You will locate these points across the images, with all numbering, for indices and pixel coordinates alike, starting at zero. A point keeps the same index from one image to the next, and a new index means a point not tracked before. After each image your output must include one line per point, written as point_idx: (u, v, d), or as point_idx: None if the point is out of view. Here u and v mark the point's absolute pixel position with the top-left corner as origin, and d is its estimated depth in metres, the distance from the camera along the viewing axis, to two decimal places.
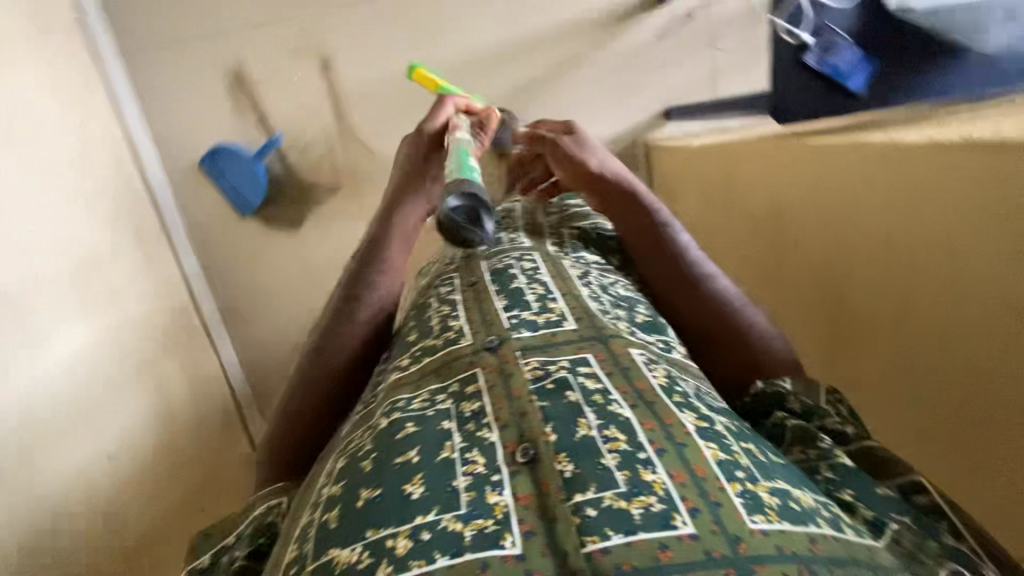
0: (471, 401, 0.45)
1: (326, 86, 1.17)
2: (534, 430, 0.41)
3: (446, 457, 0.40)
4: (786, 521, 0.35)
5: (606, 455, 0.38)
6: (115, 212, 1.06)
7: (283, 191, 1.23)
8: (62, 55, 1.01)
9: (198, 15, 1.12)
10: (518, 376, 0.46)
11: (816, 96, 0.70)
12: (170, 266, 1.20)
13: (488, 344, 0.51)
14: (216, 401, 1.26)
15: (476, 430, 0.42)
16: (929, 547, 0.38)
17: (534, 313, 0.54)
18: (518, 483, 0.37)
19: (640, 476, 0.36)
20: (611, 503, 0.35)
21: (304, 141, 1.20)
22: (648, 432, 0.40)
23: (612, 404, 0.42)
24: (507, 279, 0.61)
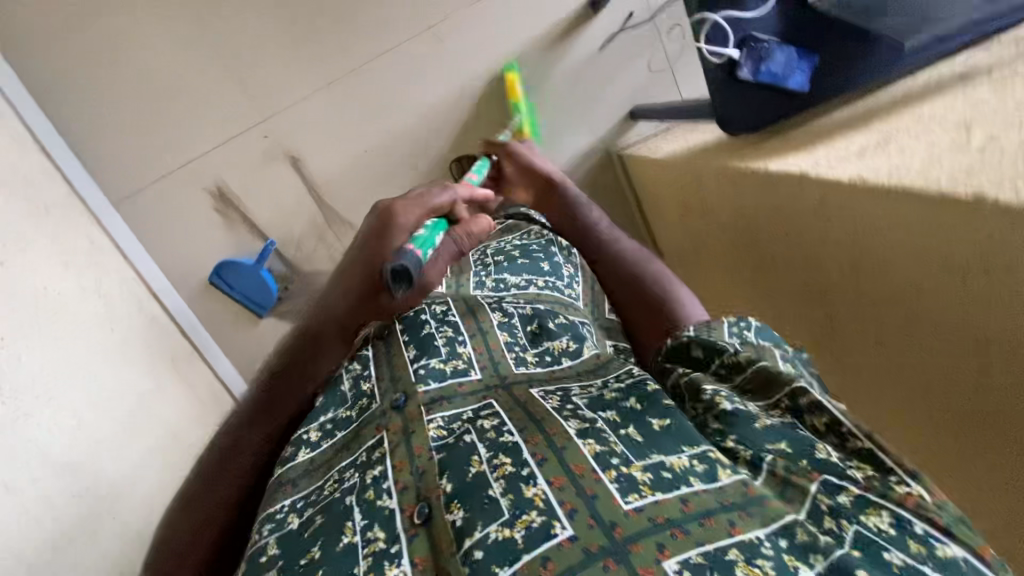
0: (374, 469, 0.55)
1: (302, 181, 1.21)
2: (429, 487, 0.51)
3: (349, 542, 0.49)
4: (657, 492, 0.46)
5: (494, 484, 0.49)
6: (148, 353, 1.13)
7: (291, 285, 1.28)
8: (65, 226, 1.06)
9: (170, 150, 1.16)
10: (418, 436, 0.56)
11: (769, 107, 0.69)
12: (209, 379, 1.27)
13: (390, 410, 0.61)
14: None
15: (377, 500, 0.52)
16: (804, 464, 0.48)
17: (440, 364, 0.65)
18: (416, 549, 0.47)
19: (523, 495, 0.47)
20: (497, 534, 0.45)
21: (296, 235, 1.25)
22: (530, 453, 0.50)
23: (503, 435, 0.53)
24: (419, 329, 0.71)
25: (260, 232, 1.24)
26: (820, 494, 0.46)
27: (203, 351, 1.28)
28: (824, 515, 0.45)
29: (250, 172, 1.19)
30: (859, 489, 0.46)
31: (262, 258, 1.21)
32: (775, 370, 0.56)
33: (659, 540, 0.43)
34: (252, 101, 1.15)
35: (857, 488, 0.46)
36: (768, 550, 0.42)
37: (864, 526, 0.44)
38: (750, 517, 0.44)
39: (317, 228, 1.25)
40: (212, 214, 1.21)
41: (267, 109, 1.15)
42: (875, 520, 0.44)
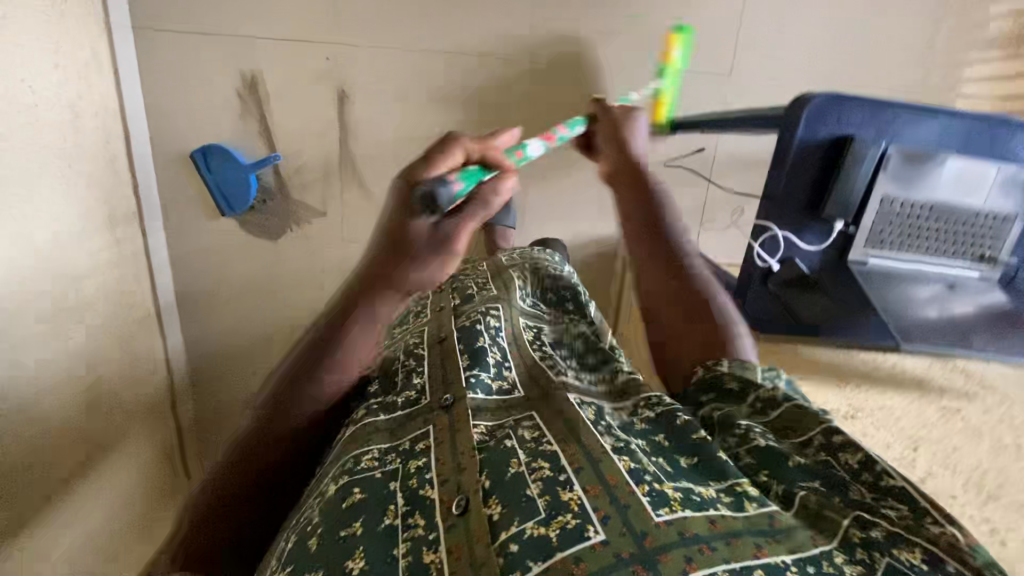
0: (418, 459, 0.49)
1: (338, 116, 1.16)
2: (470, 482, 0.44)
3: (389, 524, 0.44)
4: (688, 509, 0.39)
5: (530, 485, 0.42)
6: (91, 189, 1.02)
7: (272, 201, 1.20)
8: (73, 27, 0.96)
9: (223, 15, 1.08)
10: (463, 435, 0.49)
11: (774, 315, 0.75)
12: (137, 245, 1.16)
13: (439, 406, 0.53)
14: (154, 386, 1.22)
15: (419, 488, 0.46)
16: (837, 502, 0.41)
17: (496, 384, 0.56)
18: (452, 535, 0.41)
19: (558, 498, 0.40)
20: (530, 532, 0.39)
21: (302, 160, 1.18)
22: (571, 459, 0.44)
23: (543, 444, 0.46)
24: (477, 339, 0.61)
25: (271, 139, 1.17)
26: (852, 527, 0.39)
27: (144, 215, 1.17)
28: (853, 548, 0.38)
29: (291, 82, 1.13)
30: (892, 526, 0.38)
31: (257, 164, 1.14)
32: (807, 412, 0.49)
33: (688, 557, 0.35)
34: (331, 23, 1.10)
35: (890, 525, 0.39)
36: (794, 574, 0.35)
37: (897, 561, 0.36)
38: (768, 538, 0.37)
39: (327, 170, 1.19)
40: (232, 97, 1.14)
41: (342, 38, 1.11)
42: (907, 554, 0.37)
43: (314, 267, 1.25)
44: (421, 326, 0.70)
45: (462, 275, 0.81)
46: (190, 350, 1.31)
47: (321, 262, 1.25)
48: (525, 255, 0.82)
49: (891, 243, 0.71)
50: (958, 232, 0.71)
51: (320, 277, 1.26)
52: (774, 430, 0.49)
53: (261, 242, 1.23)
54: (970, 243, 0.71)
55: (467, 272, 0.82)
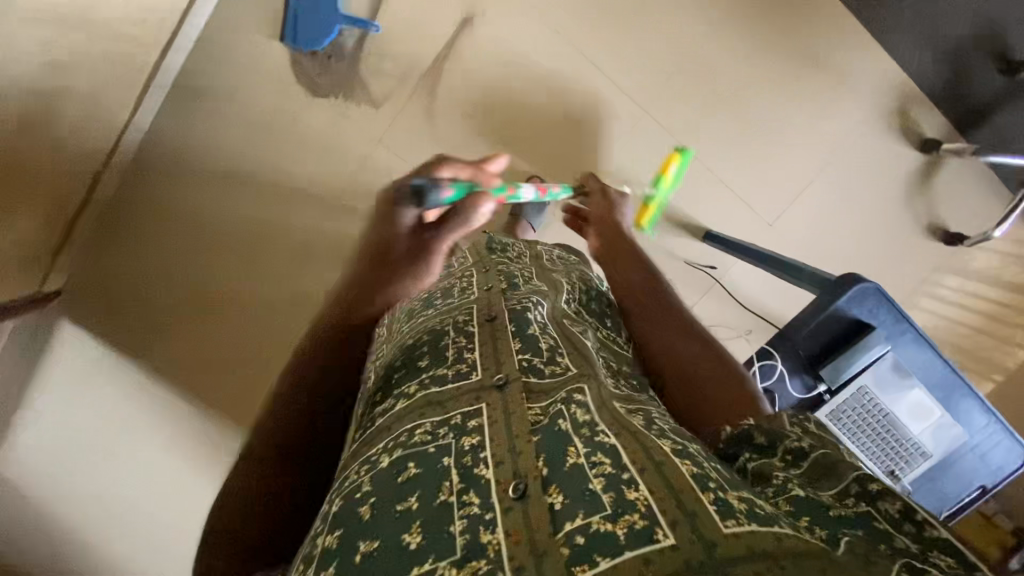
0: (472, 435, 0.46)
1: (450, 37, 1.14)
2: (528, 467, 0.43)
3: (445, 500, 0.41)
4: (754, 523, 0.36)
5: (593, 480, 0.41)
6: None
7: (338, 62, 1.14)
8: None
9: None
10: (518, 419, 0.47)
11: None
12: (174, 7, 1.08)
13: (494, 384, 0.52)
14: (94, 146, 1.08)
15: (473, 467, 0.43)
16: (882, 549, 0.36)
17: (546, 363, 0.55)
18: (511, 520, 0.39)
19: (624, 497, 0.39)
20: (597, 526, 0.37)
21: (391, 48, 1.14)
22: (634, 462, 0.42)
23: (600, 434, 0.45)
24: (525, 323, 0.61)
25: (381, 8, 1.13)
26: (901, 569, 0.34)
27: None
28: None
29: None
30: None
31: (352, 19, 1.07)
32: (834, 456, 0.44)
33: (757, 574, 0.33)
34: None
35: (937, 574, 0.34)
36: None
37: None
38: (836, 562, 0.34)
39: (409, 68, 1.15)
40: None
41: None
42: None
43: (334, 143, 1.18)
44: (466, 303, 0.66)
45: (506, 261, 0.79)
46: (150, 140, 1.19)
47: (345, 145, 1.18)
48: (566, 266, 0.84)
49: (836, 422, 0.80)
50: (889, 449, 0.81)
51: (335, 156, 1.18)
52: (807, 478, 0.43)
53: (305, 88, 1.16)
54: (888, 460, 0.81)
55: (510, 259, 0.80)
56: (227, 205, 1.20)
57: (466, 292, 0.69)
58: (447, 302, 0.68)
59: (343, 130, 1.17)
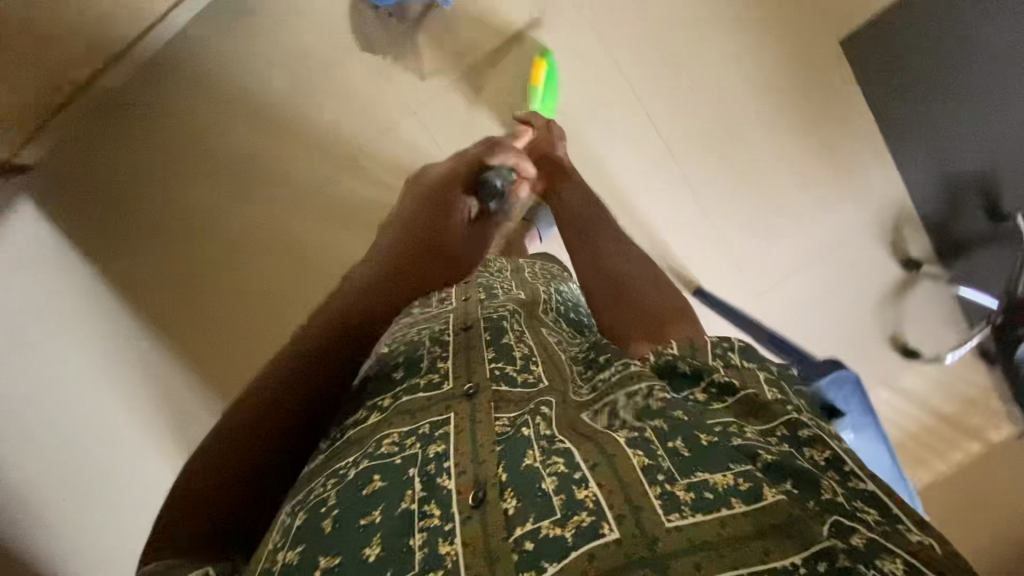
0: (439, 444, 0.39)
1: (515, 34, 1.14)
2: (487, 472, 0.36)
3: (406, 509, 0.35)
4: (698, 512, 0.32)
5: (545, 480, 0.35)
6: None
7: (399, 25, 1.13)
8: None
9: None
10: (485, 424, 0.40)
11: None
12: None
13: (462, 393, 0.44)
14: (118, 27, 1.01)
15: (437, 475, 0.37)
16: (810, 505, 0.33)
17: (521, 369, 0.47)
18: (469, 530, 0.33)
19: (574, 494, 0.33)
20: (546, 531, 0.32)
21: (455, 28, 1.14)
22: (589, 459, 0.36)
23: (560, 434, 0.38)
24: (502, 332, 0.53)
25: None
26: (829, 535, 0.31)
27: None
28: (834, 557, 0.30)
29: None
30: (870, 532, 0.32)
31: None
32: (764, 397, 0.41)
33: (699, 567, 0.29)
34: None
35: (865, 530, 0.32)
36: None
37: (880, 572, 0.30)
38: (776, 539, 0.30)
39: (465, 51, 1.14)
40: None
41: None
42: (889, 565, 0.30)
43: (369, 102, 1.16)
44: (445, 315, 0.59)
45: (484, 274, 0.72)
46: (179, 39, 1.12)
47: (380, 107, 1.16)
48: (546, 278, 0.76)
49: None
50: None
51: (365, 115, 1.16)
52: (739, 415, 0.41)
53: (357, 39, 1.14)
54: None
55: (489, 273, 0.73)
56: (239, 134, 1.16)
57: (444, 304, 0.63)
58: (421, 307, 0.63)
59: (382, 92, 1.15)
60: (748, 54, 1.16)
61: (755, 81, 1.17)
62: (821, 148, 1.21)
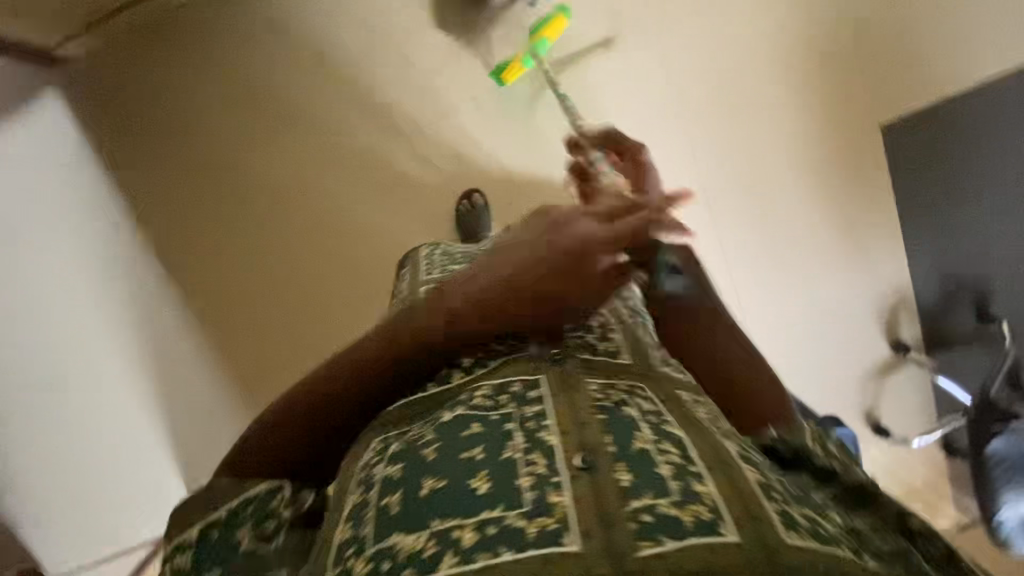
0: (532, 405, 0.39)
1: (583, 52, 1.18)
2: (593, 439, 0.35)
3: (510, 457, 0.35)
4: (818, 540, 0.29)
5: (660, 463, 0.33)
6: None
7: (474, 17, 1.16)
8: None
9: None
10: (580, 393, 0.40)
11: None
12: None
13: (547, 351, 0.45)
14: None
15: (538, 431, 0.37)
16: None
17: (606, 349, 0.48)
18: (577, 488, 0.32)
19: (694, 486, 0.32)
20: (665, 509, 0.30)
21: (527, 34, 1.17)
22: (706, 460, 0.34)
23: (668, 424, 0.38)
24: (584, 306, 0.55)
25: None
26: None
27: None
28: None
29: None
30: None
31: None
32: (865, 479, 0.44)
33: None
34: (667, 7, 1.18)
35: None
36: None
37: None
38: None
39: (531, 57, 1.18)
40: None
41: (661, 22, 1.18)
42: None
43: (427, 82, 1.18)
44: None
45: None
46: None
47: (437, 89, 1.18)
48: None
49: None
50: None
51: (422, 94, 1.18)
52: (842, 500, 0.43)
53: (435, 17, 1.17)
54: None
55: None
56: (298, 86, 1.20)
57: None
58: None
59: (448, 72, 1.18)
60: (794, 120, 1.22)
61: (794, 149, 1.24)
62: (842, 225, 1.28)
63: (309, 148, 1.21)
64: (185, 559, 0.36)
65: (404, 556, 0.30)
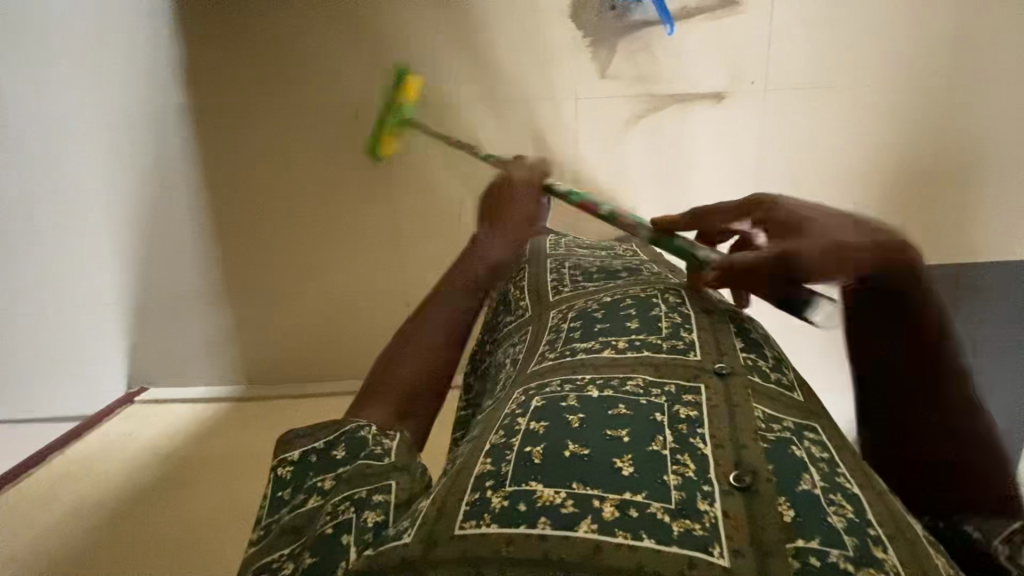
0: (688, 409, 0.46)
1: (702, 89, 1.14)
2: (751, 463, 0.41)
3: (657, 450, 0.41)
4: None
5: (831, 515, 0.38)
6: None
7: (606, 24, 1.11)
8: None
9: None
10: (743, 414, 0.45)
11: None
12: None
13: (715, 369, 0.50)
14: None
15: (690, 435, 0.43)
16: None
17: (773, 376, 0.52)
18: (729, 503, 0.38)
19: (871, 551, 0.36)
20: (836, 560, 0.34)
21: (653, 55, 1.12)
22: (882, 525, 0.38)
23: (839, 477, 0.42)
24: (747, 328, 0.59)
25: (682, 21, 1.11)
26: None
27: None
28: None
29: (745, 40, 1.11)
30: None
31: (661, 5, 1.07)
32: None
33: None
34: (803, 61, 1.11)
35: None
36: None
37: None
38: None
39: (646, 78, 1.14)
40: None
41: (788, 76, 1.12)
42: None
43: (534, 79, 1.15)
44: (669, 284, 0.66)
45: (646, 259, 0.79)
46: None
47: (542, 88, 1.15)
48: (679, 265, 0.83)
49: None
50: None
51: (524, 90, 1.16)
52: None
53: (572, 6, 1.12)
54: None
55: (634, 255, 0.81)
56: (408, 35, 1.13)
57: (657, 275, 0.70)
58: (634, 278, 0.70)
59: (554, 66, 1.14)
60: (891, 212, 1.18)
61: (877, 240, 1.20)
62: None
63: (396, 101, 1.16)
64: (286, 469, 0.45)
65: (542, 503, 0.36)
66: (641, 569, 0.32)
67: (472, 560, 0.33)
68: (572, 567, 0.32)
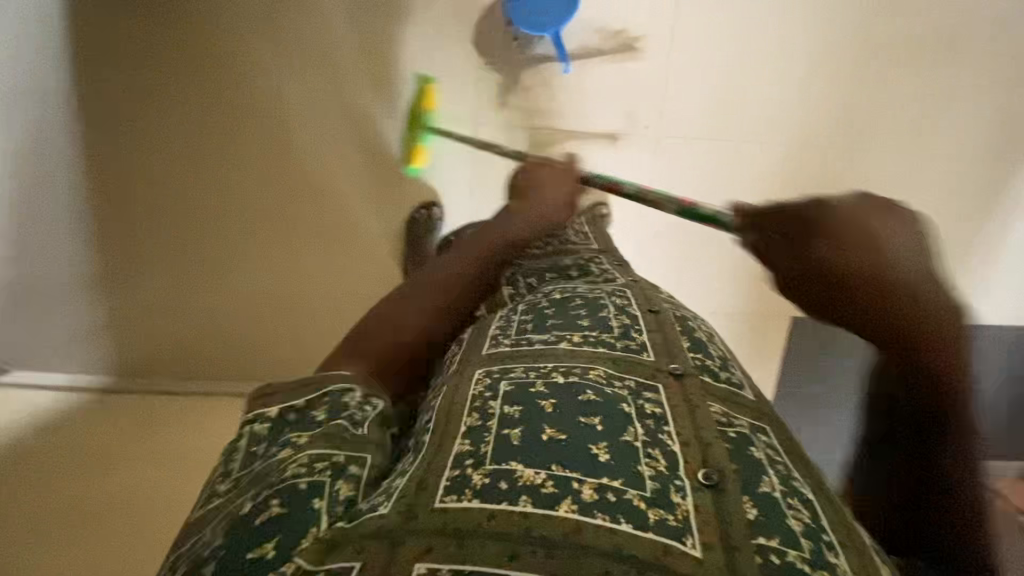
0: (653, 407, 0.46)
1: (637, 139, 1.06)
2: (718, 461, 0.41)
3: (630, 442, 0.41)
4: None
5: (789, 517, 0.39)
6: None
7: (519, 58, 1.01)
8: None
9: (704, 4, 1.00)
10: (704, 413, 0.46)
11: None
12: None
13: (671, 372, 0.51)
14: None
15: (658, 432, 0.43)
16: None
17: (724, 376, 0.53)
18: (699, 498, 0.38)
19: (822, 554, 0.37)
20: (794, 560, 0.35)
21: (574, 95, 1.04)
22: (833, 531, 0.40)
23: (794, 481, 0.43)
24: (691, 329, 0.60)
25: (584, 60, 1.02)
26: None
27: None
28: None
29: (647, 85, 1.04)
30: None
31: (560, 44, 0.98)
32: None
33: None
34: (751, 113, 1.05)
35: None
36: None
37: None
38: None
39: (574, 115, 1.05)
40: (639, 17, 1.00)
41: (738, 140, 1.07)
42: None
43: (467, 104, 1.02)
44: (616, 286, 0.67)
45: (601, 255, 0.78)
46: None
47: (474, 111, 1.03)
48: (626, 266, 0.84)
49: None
50: None
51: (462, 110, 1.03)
52: None
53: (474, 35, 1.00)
54: None
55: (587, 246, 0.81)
56: (308, 34, 0.97)
57: (606, 276, 0.70)
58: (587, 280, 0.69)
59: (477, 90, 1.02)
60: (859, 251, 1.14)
61: None
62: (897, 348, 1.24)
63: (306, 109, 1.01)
64: (263, 425, 0.43)
65: (523, 483, 0.35)
66: (620, 554, 0.32)
67: (452, 531, 0.32)
68: (554, 547, 0.32)
